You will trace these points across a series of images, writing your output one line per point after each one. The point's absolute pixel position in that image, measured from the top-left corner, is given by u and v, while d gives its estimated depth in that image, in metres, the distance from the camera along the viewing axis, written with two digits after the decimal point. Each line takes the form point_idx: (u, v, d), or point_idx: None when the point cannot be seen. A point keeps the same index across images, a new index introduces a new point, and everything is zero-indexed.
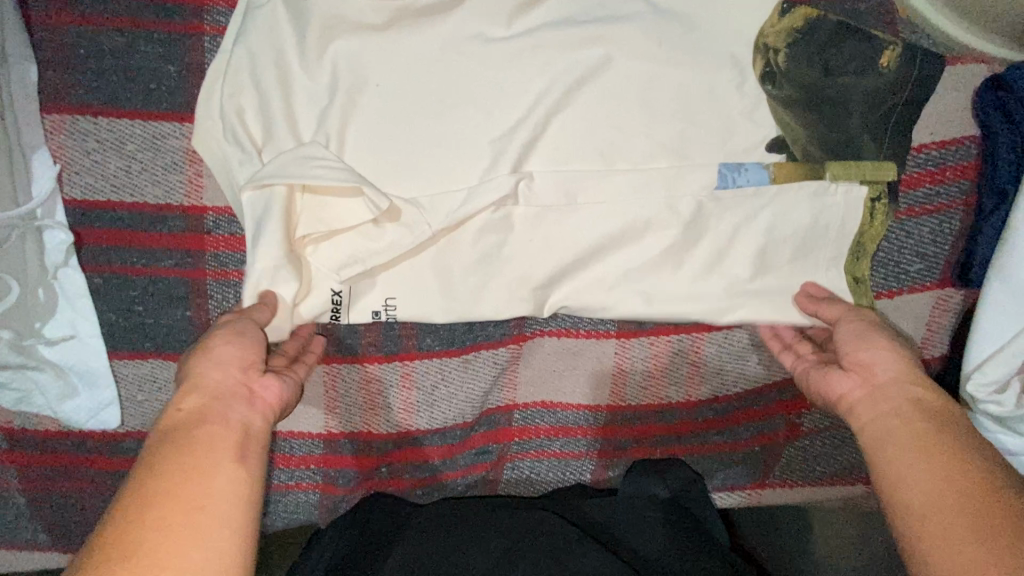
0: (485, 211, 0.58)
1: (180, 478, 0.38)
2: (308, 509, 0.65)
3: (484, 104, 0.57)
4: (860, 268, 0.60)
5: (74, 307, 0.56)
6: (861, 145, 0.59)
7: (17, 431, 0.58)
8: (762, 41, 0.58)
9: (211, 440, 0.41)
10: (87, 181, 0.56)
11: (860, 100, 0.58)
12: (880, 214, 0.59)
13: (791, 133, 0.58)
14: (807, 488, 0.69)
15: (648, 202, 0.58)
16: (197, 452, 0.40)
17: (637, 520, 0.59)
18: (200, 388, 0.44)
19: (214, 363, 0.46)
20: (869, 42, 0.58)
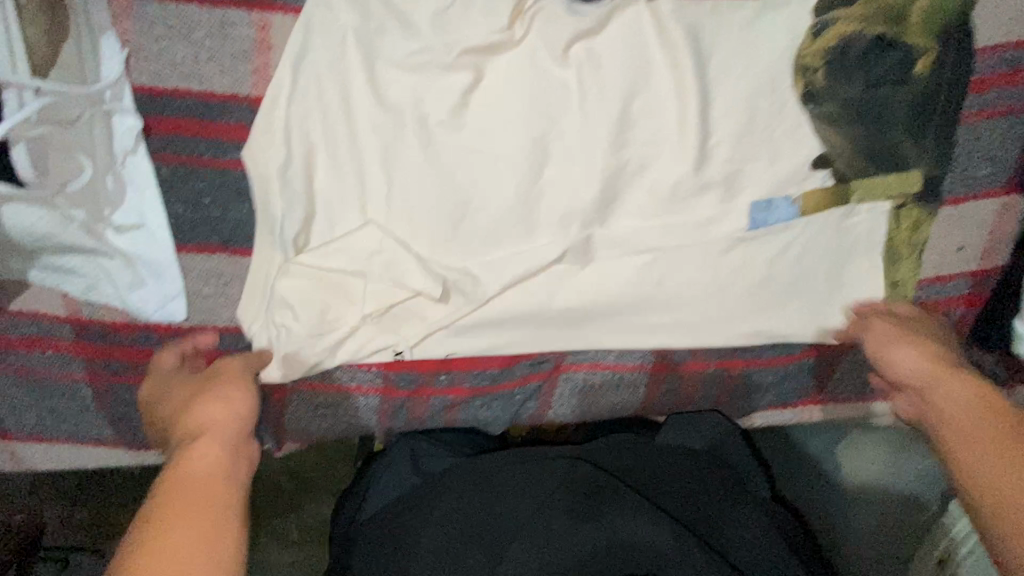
0: (552, 116, 0.58)
1: (169, 516, 0.41)
2: (368, 413, 0.66)
3: (552, 31, 0.56)
4: (897, 272, 0.62)
5: (142, 196, 0.56)
6: (904, 154, 0.59)
7: (86, 321, 0.58)
8: (800, 62, 0.57)
9: (209, 485, 0.44)
10: (154, 68, 0.54)
11: (903, 109, 0.58)
12: (906, 219, 0.61)
13: (835, 148, 0.59)
14: (857, 405, 0.70)
15: (723, 111, 0.58)
16: (199, 496, 0.43)
17: (681, 477, 0.57)
18: (203, 440, 0.48)
19: (211, 402, 0.52)
20: (902, 56, 0.57)
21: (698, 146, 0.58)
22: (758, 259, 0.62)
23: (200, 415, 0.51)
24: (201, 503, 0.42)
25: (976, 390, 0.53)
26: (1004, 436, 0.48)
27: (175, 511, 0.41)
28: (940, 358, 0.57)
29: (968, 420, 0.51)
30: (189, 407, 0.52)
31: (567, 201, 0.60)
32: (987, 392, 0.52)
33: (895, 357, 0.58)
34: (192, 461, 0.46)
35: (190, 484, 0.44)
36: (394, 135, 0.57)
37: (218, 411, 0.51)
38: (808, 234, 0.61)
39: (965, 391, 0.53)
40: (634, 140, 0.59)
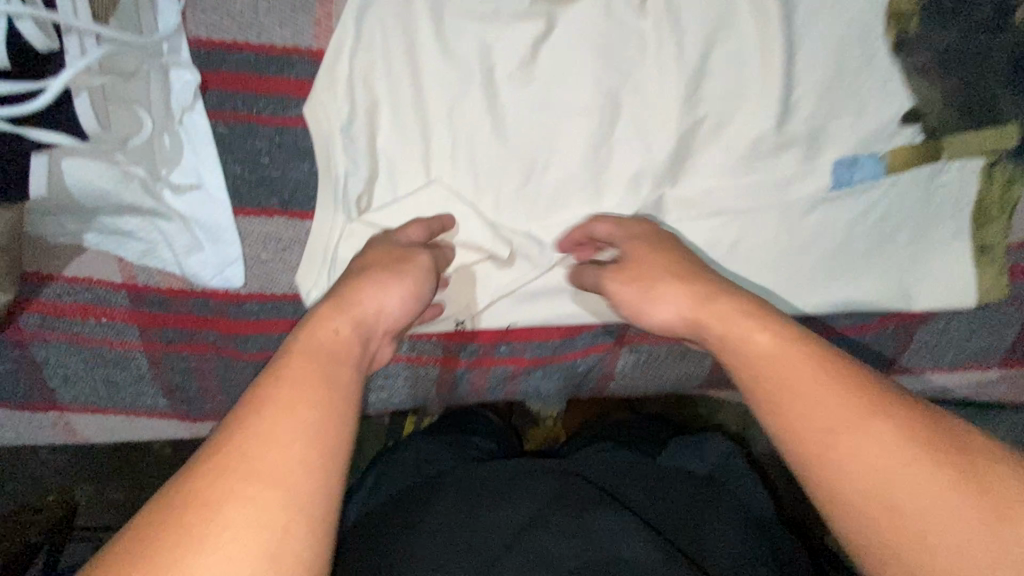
0: (624, 68, 0.55)
1: (299, 383, 0.36)
2: (428, 382, 0.65)
3: None
4: (986, 234, 0.59)
5: (199, 155, 0.53)
6: (1000, 108, 0.56)
7: (142, 287, 0.56)
8: (894, 10, 0.54)
9: (344, 360, 0.39)
10: (213, 20, 0.52)
11: (1002, 57, 0.55)
12: (999, 178, 0.57)
13: (926, 100, 0.55)
14: (936, 375, 0.66)
15: (806, 63, 0.55)
16: (332, 367, 0.38)
17: (657, 489, 0.59)
18: (355, 322, 0.42)
19: (372, 296, 0.45)
20: (998, 3, 0.55)
21: (781, 100, 0.55)
22: (839, 221, 0.58)
23: (364, 294, 0.44)
24: (335, 376, 0.38)
25: (754, 325, 0.41)
26: (788, 380, 0.38)
27: (306, 379, 0.36)
28: (686, 279, 0.47)
29: (774, 369, 0.39)
30: (369, 277, 0.46)
31: (636, 161, 0.57)
32: (757, 322, 0.42)
33: (660, 297, 0.47)
34: (328, 329, 0.40)
35: (327, 353, 0.39)
36: (460, 90, 0.55)
37: (383, 304, 0.45)
38: (893, 194, 0.58)
39: (744, 327, 0.42)
40: (711, 95, 0.55)
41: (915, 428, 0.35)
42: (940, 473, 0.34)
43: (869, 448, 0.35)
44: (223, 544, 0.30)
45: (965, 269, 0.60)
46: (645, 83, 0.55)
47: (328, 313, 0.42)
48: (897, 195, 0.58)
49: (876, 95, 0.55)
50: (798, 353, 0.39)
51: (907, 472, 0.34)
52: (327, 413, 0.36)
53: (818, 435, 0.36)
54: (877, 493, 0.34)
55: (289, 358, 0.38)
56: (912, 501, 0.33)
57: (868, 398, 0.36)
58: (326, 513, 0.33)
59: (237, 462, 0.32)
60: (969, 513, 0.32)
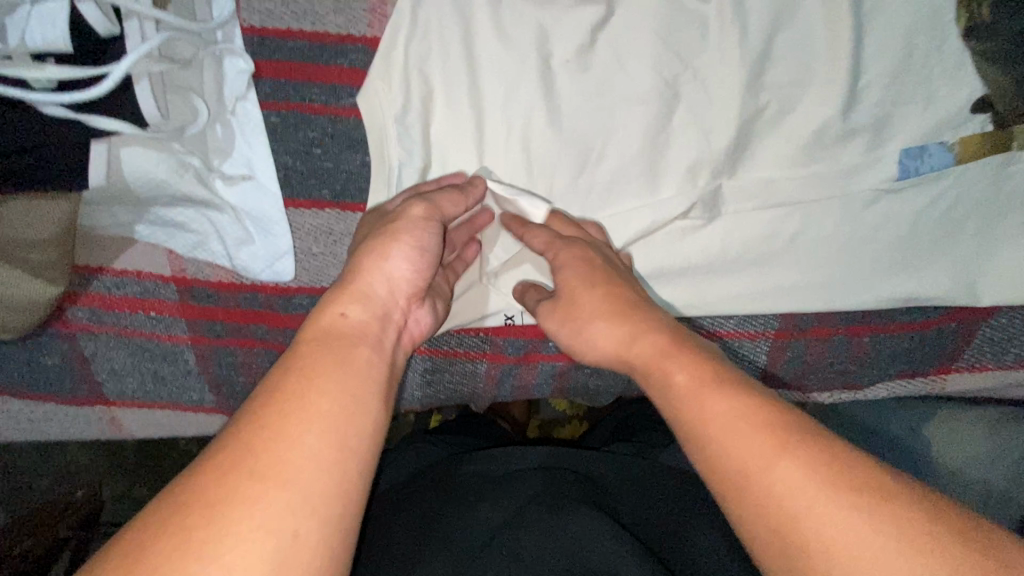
0: (684, 56, 0.53)
1: (314, 374, 0.35)
2: (473, 379, 0.64)
3: None
4: None
5: (250, 146, 0.52)
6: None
7: (191, 280, 0.55)
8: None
9: (357, 344, 0.38)
10: (267, 7, 0.50)
11: None
12: None
13: (1000, 88, 0.53)
14: (997, 373, 0.64)
15: (872, 49, 0.53)
16: (347, 354, 0.37)
17: (643, 486, 0.61)
18: (369, 302, 0.41)
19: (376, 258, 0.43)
20: None
21: (847, 86, 0.53)
22: (899, 213, 0.57)
23: (370, 267, 0.43)
24: (354, 366, 0.37)
25: (674, 360, 0.40)
26: (710, 419, 0.36)
27: (321, 369, 0.35)
28: (611, 308, 0.45)
29: (689, 398, 0.38)
30: (376, 242, 0.44)
31: (694, 151, 0.56)
32: (677, 356, 0.40)
33: (585, 322, 0.46)
34: (339, 315, 0.39)
35: (342, 339, 0.38)
36: (517, 77, 0.53)
37: (396, 274, 0.44)
38: (958, 186, 0.56)
39: (666, 354, 0.41)
40: (773, 82, 0.54)
41: (824, 464, 0.33)
42: (846, 511, 0.32)
43: (782, 487, 0.33)
44: (228, 550, 0.28)
45: None
46: (704, 70, 0.54)
47: (337, 295, 0.41)
48: (962, 186, 0.56)
49: (945, 83, 0.54)
50: (719, 388, 0.37)
51: (812, 512, 0.32)
52: (344, 405, 0.34)
53: (738, 473, 0.35)
54: (789, 533, 0.33)
55: (301, 347, 0.37)
56: (821, 538, 0.32)
57: (783, 433, 0.35)
58: (342, 514, 0.32)
59: (248, 460, 0.31)
60: (875, 557, 0.31)
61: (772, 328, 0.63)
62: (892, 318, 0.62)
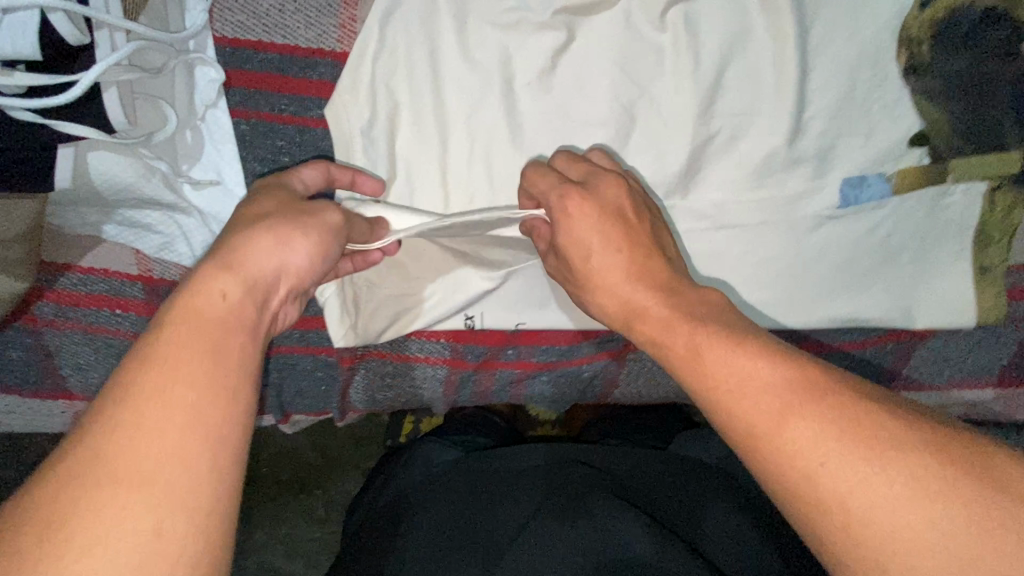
0: (641, 82, 0.57)
1: (177, 362, 0.33)
2: (434, 383, 0.66)
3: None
4: (985, 256, 0.60)
5: (220, 151, 0.54)
6: (1007, 135, 0.57)
7: (158, 280, 0.57)
8: (906, 33, 0.55)
9: (230, 328, 0.36)
10: (238, 19, 0.53)
11: (1010, 85, 0.56)
12: (1002, 202, 0.59)
13: (936, 124, 0.57)
14: (931, 392, 0.67)
15: (816, 82, 0.56)
16: (217, 342, 0.35)
17: (660, 474, 0.64)
18: (239, 273, 0.38)
19: (265, 248, 0.41)
20: (1009, 33, 0.55)
21: (792, 117, 0.56)
22: (840, 238, 0.60)
23: (257, 248, 0.40)
24: (218, 354, 0.34)
25: (696, 326, 0.41)
26: (732, 378, 0.37)
27: (180, 360, 0.33)
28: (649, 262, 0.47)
29: (726, 368, 0.38)
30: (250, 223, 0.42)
31: (651, 171, 0.59)
32: (682, 325, 0.42)
33: (605, 290, 0.48)
34: (208, 293, 0.36)
35: (211, 325, 0.35)
36: (481, 96, 0.56)
37: (279, 259, 0.42)
38: (898, 215, 0.59)
39: (684, 336, 0.41)
40: (724, 110, 0.57)
41: (839, 409, 0.34)
42: (863, 449, 0.32)
43: (803, 432, 0.34)
44: (79, 560, 0.27)
45: (961, 293, 0.61)
46: (658, 95, 0.57)
47: (212, 273, 0.37)
48: (901, 216, 0.59)
49: (886, 117, 0.57)
50: (744, 348, 0.38)
51: (829, 457, 0.33)
52: (207, 396, 0.32)
53: (765, 424, 0.35)
54: (800, 484, 0.33)
55: (159, 333, 0.33)
56: (856, 486, 0.32)
57: (792, 384, 0.35)
58: (213, 505, 0.31)
59: (93, 464, 0.29)
60: (906, 493, 0.31)
61: None
62: (836, 338, 0.65)
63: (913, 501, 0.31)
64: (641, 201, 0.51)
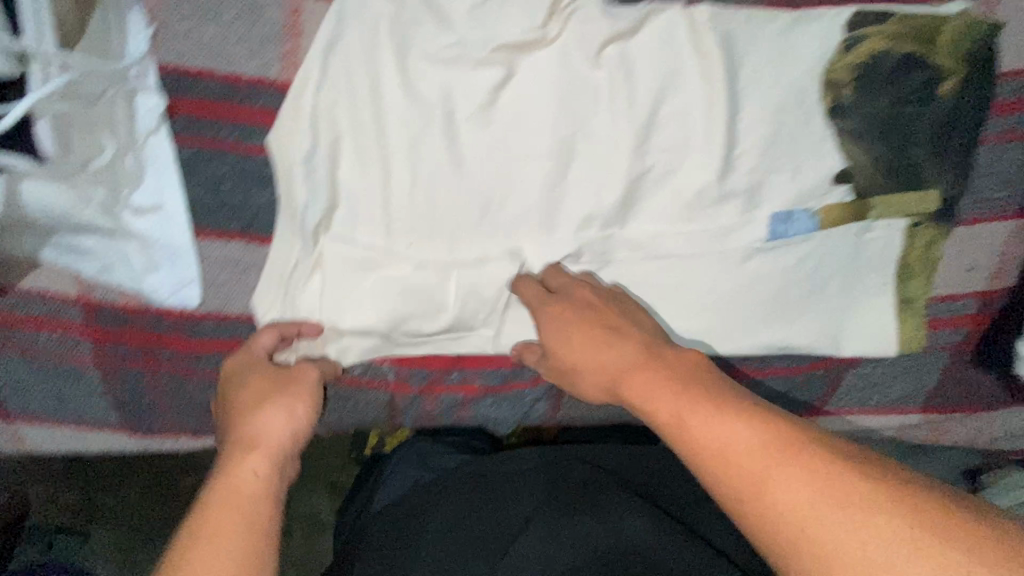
0: (579, 116, 0.59)
1: (214, 534, 0.41)
2: (377, 407, 0.67)
3: (583, 36, 0.57)
4: (907, 289, 0.63)
5: (161, 179, 0.55)
6: (923, 175, 0.59)
7: (98, 303, 0.57)
8: (828, 76, 0.57)
9: (252, 499, 0.44)
10: (181, 48, 0.54)
11: (930, 127, 0.58)
12: (923, 238, 0.62)
13: (858, 163, 0.59)
14: (861, 417, 0.70)
15: (745, 121, 0.59)
16: (246, 511, 0.43)
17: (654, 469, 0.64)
18: (261, 446, 0.48)
19: (278, 411, 0.51)
20: (928, 77, 0.57)
21: (722, 156, 0.59)
22: (771, 270, 0.63)
23: (270, 422, 0.50)
24: (231, 519, 0.42)
25: (677, 395, 0.46)
26: (714, 442, 0.41)
27: (218, 531, 0.41)
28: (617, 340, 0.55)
29: (703, 431, 0.42)
30: (253, 409, 0.51)
31: (588, 204, 0.61)
32: (660, 390, 0.47)
33: (586, 368, 0.56)
34: (241, 472, 0.46)
35: (241, 499, 0.44)
36: (422, 127, 0.57)
37: (285, 428, 0.51)
38: (825, 249, 0.62)
39: (668, 396, 0.46)
40: (657, 147, 0.60)
41: (812, 471, 0.37)
42: (837, 504, 0.35)
43: (781, 495, 0.37)
44: None
45: (885, 324, 0.64)
46: (596, 129, 0.59)
47: (241, 457, 0.47)
48: (827, 250, 0.62)
49: (812, 156, 0.59)
50: (723, 413, 0.42)
51: (809, 516, 0.35)
52: (237, 554, 0.40)
53: (747, 488, 0.38)
54: (789, 542, 0.35)
55: (203, 515, 0.42)
56: (844, 544, 0.34)
57: (766, 449, 0.39)
58: None
59: None
60: (892, 548, 0.33)
61: None
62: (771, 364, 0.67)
63: (904, 551, 0.33)
64: (610, 297, 0.60)
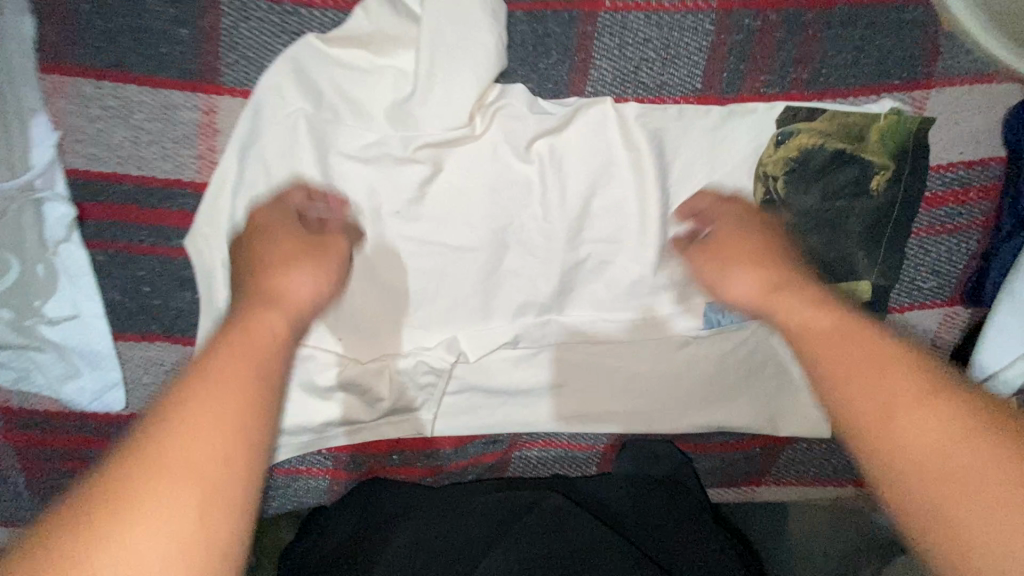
0: (511, 208, 0.58)
1: (211, 393, 0.34)
2: (317, 493, 0.67)
3: (512, 133, 0.56)
4: None
5: (76, 286, 0.53)
6: (856, 267, 0.60)
7: (18, 409, 0.57)
8: (760, 168, 0.57)
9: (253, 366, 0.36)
10: (91, 151, 0.52)
11: (862, 221, 0.58)
12: None
13: None
14: (800, 488, 0.71)
15: (678, 211, 0.58)
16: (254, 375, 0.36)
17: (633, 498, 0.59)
18: (280, 299, 0.44)
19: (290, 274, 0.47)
20: (860, 172, 0.57)
21: (656, 249, 0.59)
22: (706, 356, 0.63)
23: (295, 281, 0.46)
24: (228, 433, 0.32)
25: (824, 313, 0.44)
26: (842, 366, 0.40)
27: (222, 379, 0.35)
28: (765, 265, 0.51)
29: (836, 352, 0.41)
30: (280, 268, 0.47)
31: (524, 292, 0.61)
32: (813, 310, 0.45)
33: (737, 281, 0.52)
34: (259, 328, 0.40)
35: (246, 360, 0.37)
36: (349, 226, 0.56)
37: (303, 287, 0.47)
38: (760, 336, 0.62)
39: (804, 317, 0.45)
40: (592, 237, 0.59)
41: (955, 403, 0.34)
42: (984, 452, 0.32)
43: (902, 447, 0.34)
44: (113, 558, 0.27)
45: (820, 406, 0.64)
46: (528, 221, 0.58)
47: (260, 311, 0.42)
48: (762, 335, 0.62)
49: None
50: (860, 339, 0.41)
51: (947, 446, 0.33)
52: (233, 435, 0.33)
53: (867, 417, 0.36)
54: (933, 463, 0.33)
55: (203, 370, 0.35)
56: (995, 472, 0.31)
57: (892, 395, 0.36)
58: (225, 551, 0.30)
59: (128, 493, 0.29)
60: None
61: (601, 442, 0.68)
62: (712, 438, 0.68)
63: None
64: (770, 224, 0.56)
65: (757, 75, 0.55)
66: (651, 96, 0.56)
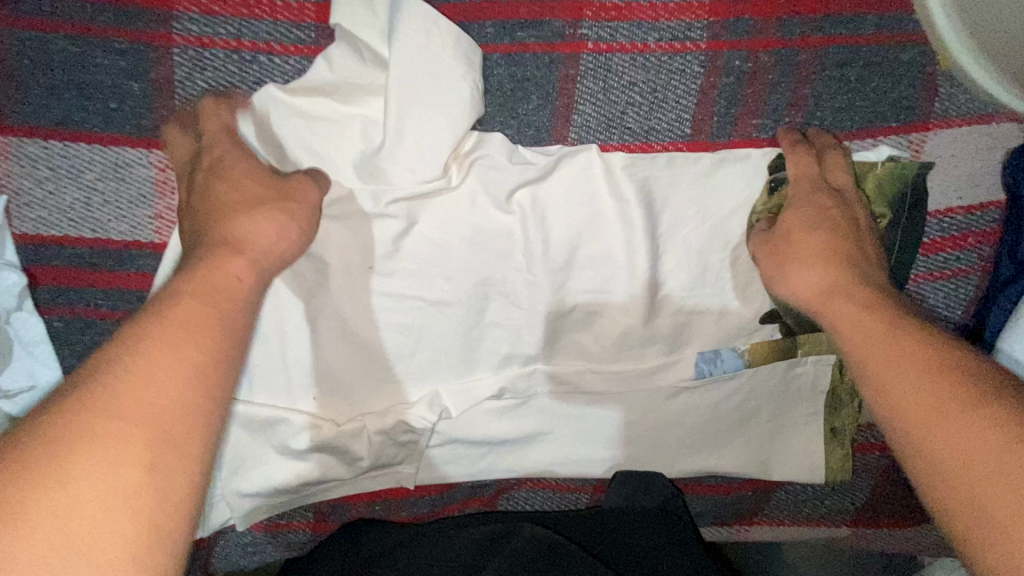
0: (493, 259, 0.55)
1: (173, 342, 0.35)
2: (298, 547, 0.65)
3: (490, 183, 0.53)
4: (836, 418, 0.62)
5: (32, 355, 0.51)
6: None
7: None
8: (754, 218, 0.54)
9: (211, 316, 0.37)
10: (41, 215, 0.49)
11: None
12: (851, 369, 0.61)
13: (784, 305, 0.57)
14: (795, 527, 0.69)
15: (667, 259, 0.56)
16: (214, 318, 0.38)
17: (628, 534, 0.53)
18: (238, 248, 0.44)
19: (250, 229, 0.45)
20: None
21: (645, 299, 0.56)
22: (697, 405, 0.61)
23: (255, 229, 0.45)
24: (184, 397, 0.33)
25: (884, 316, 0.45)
26: (893, 369, 0.41)
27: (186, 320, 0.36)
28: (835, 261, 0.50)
29: (889, 356, 0.42)
30: (237, 215, 0.46)
31: (508, 342, 0.58)
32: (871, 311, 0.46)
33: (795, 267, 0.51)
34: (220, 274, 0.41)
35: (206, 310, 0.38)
36: (322, 282, 0.54)
37: (267, 235, 0.46)
38: (753, 383, 0.60)
39: (861, 317, 0.46)
40: (577, 288, 0.56)
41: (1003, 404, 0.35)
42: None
43: (947, 450, 0.35)
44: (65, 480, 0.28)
45: (813, 450, 0.63)
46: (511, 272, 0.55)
47: (224, 255, 0.43)
48: (754, 383, 0.60)
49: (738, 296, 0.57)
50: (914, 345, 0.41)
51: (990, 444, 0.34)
52: (188, 383, 0.33)
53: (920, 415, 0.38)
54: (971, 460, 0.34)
55: (164, 313, 0.36)
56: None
57: (939, 403, 0.37)
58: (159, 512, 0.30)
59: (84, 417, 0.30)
60: None
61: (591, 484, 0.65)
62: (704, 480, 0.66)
63: None
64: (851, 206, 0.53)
65: (748, 119, 0.52)
66: (638, 142, 0.53)
